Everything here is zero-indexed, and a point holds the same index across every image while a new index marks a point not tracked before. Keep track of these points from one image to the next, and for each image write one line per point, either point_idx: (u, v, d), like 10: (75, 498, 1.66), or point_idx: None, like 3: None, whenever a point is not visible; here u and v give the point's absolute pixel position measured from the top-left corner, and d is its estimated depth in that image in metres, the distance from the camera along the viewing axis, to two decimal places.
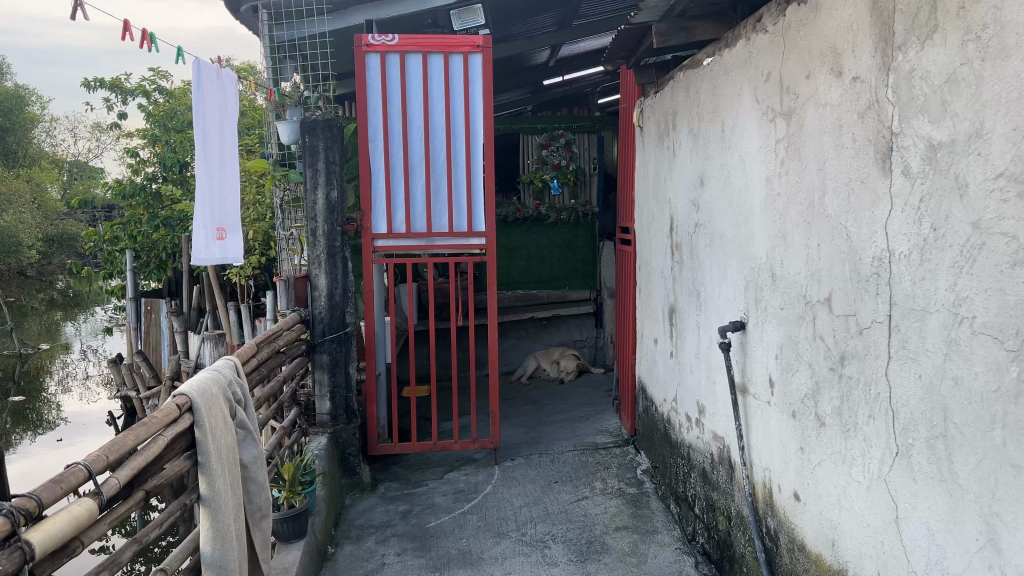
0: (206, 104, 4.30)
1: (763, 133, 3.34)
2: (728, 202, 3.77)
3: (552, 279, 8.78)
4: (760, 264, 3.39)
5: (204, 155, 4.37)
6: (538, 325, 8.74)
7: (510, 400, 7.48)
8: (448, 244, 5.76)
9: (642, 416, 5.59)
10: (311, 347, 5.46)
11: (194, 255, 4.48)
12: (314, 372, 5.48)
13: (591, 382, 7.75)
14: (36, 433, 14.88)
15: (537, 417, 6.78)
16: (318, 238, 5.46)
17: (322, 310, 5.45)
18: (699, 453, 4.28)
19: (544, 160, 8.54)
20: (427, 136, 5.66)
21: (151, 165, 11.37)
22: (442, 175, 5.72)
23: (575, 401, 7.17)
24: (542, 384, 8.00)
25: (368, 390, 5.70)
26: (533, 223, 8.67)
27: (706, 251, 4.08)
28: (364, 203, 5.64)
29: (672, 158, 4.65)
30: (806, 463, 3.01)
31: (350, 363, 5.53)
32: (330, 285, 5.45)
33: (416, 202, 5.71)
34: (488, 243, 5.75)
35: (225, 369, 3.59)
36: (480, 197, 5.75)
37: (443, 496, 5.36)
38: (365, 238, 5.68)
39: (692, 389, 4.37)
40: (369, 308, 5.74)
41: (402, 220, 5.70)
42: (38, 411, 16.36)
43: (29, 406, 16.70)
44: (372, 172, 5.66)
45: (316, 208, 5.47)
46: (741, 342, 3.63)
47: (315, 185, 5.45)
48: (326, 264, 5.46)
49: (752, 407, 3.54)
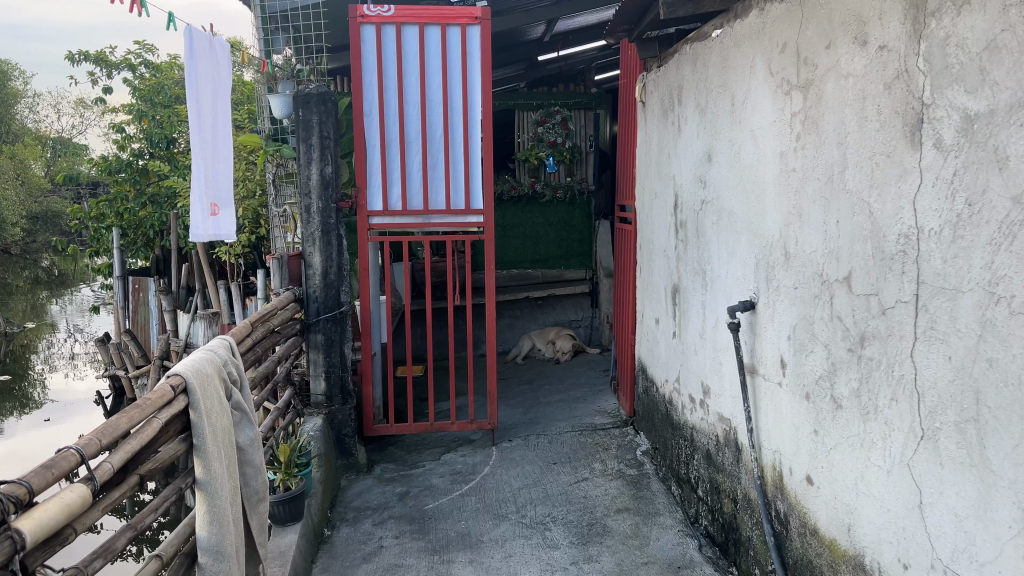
0: (199, 73, 4.14)
1: (777, 106, 3.23)
2: (738, 178, 3.66)
3: (548, 258, 8.68)
4: (773, 242, 3.30)
5: (197, 127, 4.22)
6: (533, 304, 8.64)
7: (506, 380, 7.40)
8: (445, 222, 5.64)
9: (641, 397, 5.51)
10: (305, 327, 5.35)
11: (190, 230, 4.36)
12: (308, 352, 5.37)
13: (587, 362, 7.67)
14: (25, 412, 14.75)
15: (533, 398, 6.70)
16: (312, 215, 5.32)
17: (317, 289, 5.33)
18: (703, 435, 4.21)
19: (539, 137, 8.47)
20: (424, 110, 5.52)
21: (137, 141, 11.16)
22: (439, 151, 5.58)
23: (571, 381, 7.10)
24: (537, 364, 7.92)
25: (363, 370, 5.60)
26: (529, 201, 8.55)
27: (712, 229, 3.98)
28: (359, 179, 5.51)
29: (677, 133, 4.54)
30: (820, 446, 2.93)
31: (345, 343, 5.42)
32: (324, 263, 5.33)
33: (412, 179, 5.58)
34: (486, 220, 5.63)
35: (219, 348, 3.47)
36: (478, 174, 5.63)
37: (440, 477, 5.28)
38: (360, 215, 5.55)
39: (697, 370, 4.29)
40: (364, 287, 5.62)
41: (398, 197, 5.57)
42: (26, 389, 16.20)
43: (17, 384, 16.54)
44: (367, 148, 5.53)
45: (311, 183, 5.32)
46: (751, 322, 3.54)
47: (309, 160, 5.31)
48: (320, 242, 5.33)
49: (762, 388, 3.47)
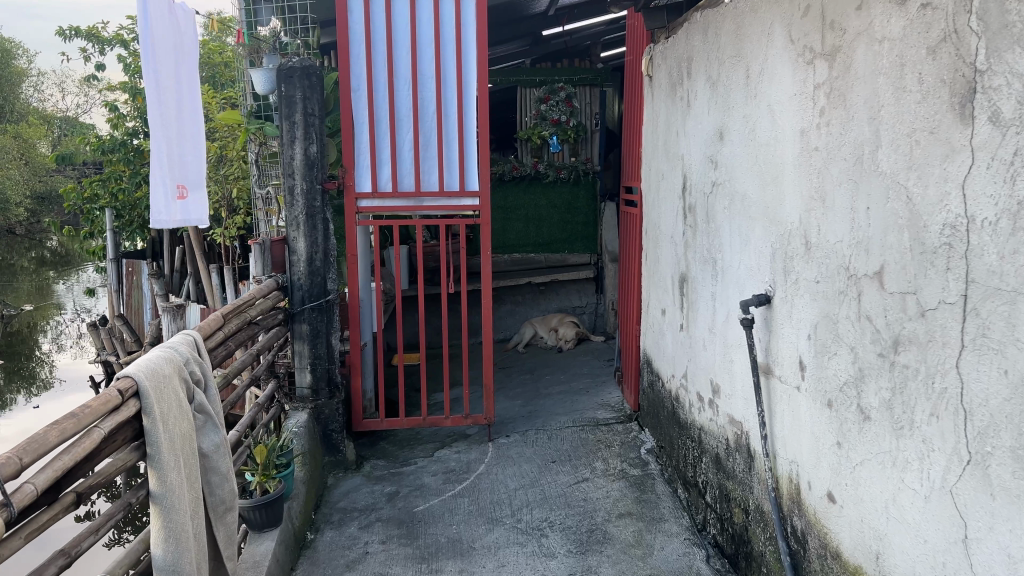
0: (156, 43, 3.82)
1: (797, 78, 2.88)
2: (753, 158, 3.32)
3: (550, 242, 8.32)
4: (792, 230, 2.96)
5: (157, 102, 3.89)
6: (536, 290, 8.30)
7: (506, 369, 7.09)
8: (438, 205, 5.30)
9: (646, 391, 5.18)
10: (289, 317, 5.05)
11: (153, 217, 3.95)
12: (293, 343, 5.08)
13: (591, 351, 7.35)
14: (30, 392, 14.63)
15: (533, 389, 6.39)
16: (296, 197, 5.00)
17: (301, 276, 5.03)
18: (712, 437, 3.90)
19: (542, 115, 8.08)
20: (415, 85, 5.18)
21: (131, 120, 10.84)
22: (431, 130, 5.24)
23: (574, 371, 6.78)
24: (539, 352, 7.60)
25: (352, 362, 5.30)
26: (531, 182, 8.18)
27: (724, 214, 3.64)
28: (346, 159, 5.18)
29: (686, 109, 4.19)
30: (844, 461, 2.61)
31: (332, 334, 5.11)
32: (309, 249, 5.02)
33: (403, 159, 5.24)
34: (482, 203, 5.29)
35: (181, 345, 3.17)
36: (473, 154, 5.28)
37: (432, 476, 4.98)
38: (348, 197, 5.22)
39: (706, 367, 3.96)
40: (353, 274, 5.31)
41: (389, 178, 5.25)
42: (33, 369, 16.06)
43: (23, 364, 16.40)
44: (356, 126, 5.20)
45: (294, 164, 5.00)
46: (766, 319, 3.21)
47: (293, 139, 4.98)
48: (305, 226, 5.01)
49: (777, 391, 3.14)
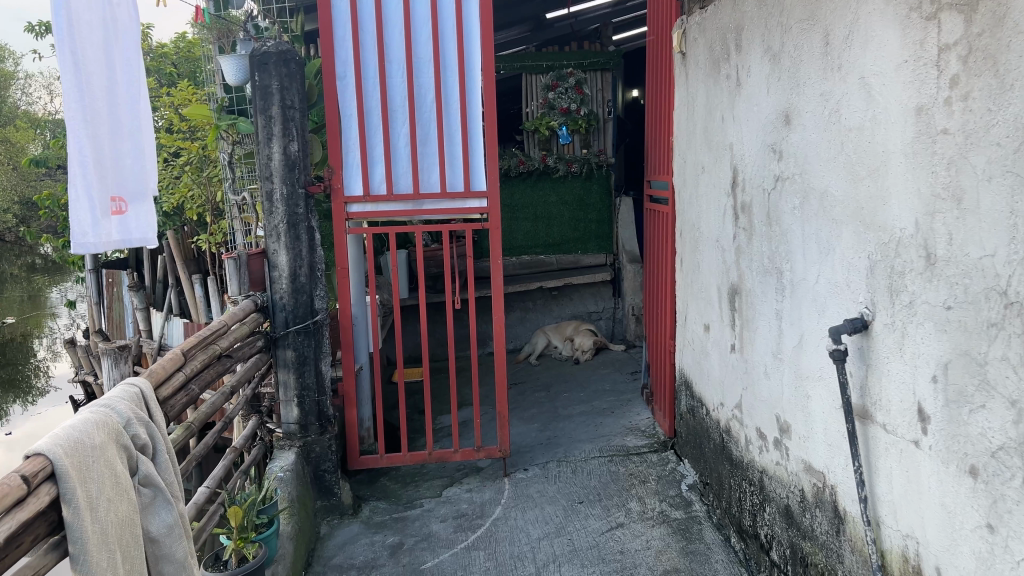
0: (72, 22, 3.21)
1: (909, 38, 2.19)
2: (837, 147, 2.63)
3: (561, 243, 7.67)
4: (902, 240, 2.28)
5: (77, 94, 3.24)
6: (548, 295, 7.56)
7: (519, 385, 6.43)
8: (440, 208, 4.61)
9: (685, 417, 4.51)
10: (272, 342, 4.38)
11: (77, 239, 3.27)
12: (277, 372, 4.42)
13: (611, 362, 6.68)
14: (26, 402, 14.08)
15: (550, 409, 5.72)
16: (275, 204, 4.32)
17: (284, 294, 4.36)
18: (779, 485, 3.22)
19: (550, 104, 7.43)
20: (410, 71, 4.48)
21: None
22: (430, 122, 4.55)
23: (594, 387, 6.11)
24: (554, 364, 6.95)
25: (346, 391, 4.61)
26: (540, 177, 7.53)
27: (794, 215, 2.96)
28: (332, 157, 4.50)
29: (734, 89, 3.50)
30: (997, 552, 1.93)
31: (322, 360, 4.45)
32: (292, 263, 4.35)
33: (398, 156, 4.55)
34: (490, 206, 4.61)
35: (118, 404, 2.47)
36: (478, 149, 4.59)
37: (441, 522, 4.31)
38: (335, 202, 4.54)
39: (769, 400, 3.29)
40: (344, 289, 4.63)
41: (382, 178, 4.56)
42: (29, 377, 15.44)
43: (17, 372, 15.82)
44: (342, 119, 4.52)
45: (272, 165, 4.32)
46: (862, 350, 2.53)
47: (269, 136, 4.30)
48: (287, 235, 4.34)
49: (879, 443, 2.47)
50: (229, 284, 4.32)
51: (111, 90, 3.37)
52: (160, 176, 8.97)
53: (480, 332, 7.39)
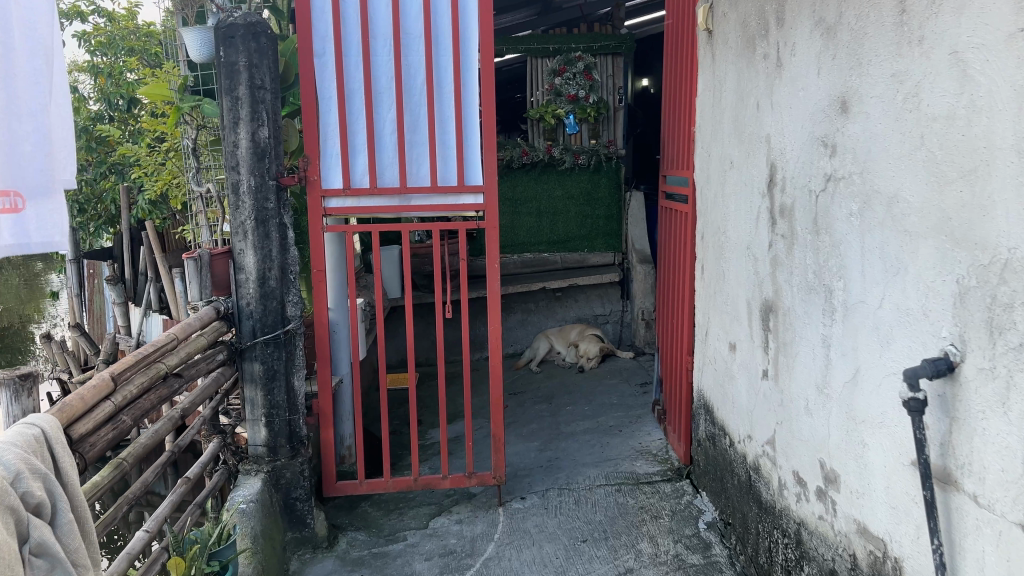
0: None
1: None
2: (914, 141, 2.09)
3: (566, 240, 7.15)
4: (1011, 264, 1.75)
5: None
6: (551, 296, 7.03)
7: (518, 395, 5.92)
8: (430, 204, 4.08)
9: (704, 445, 3.98)
10: (237, 354, 3.87)
11: None
12: (243, 387, 3.91)
13: (618, 371, 6.17)
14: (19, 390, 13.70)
15: (551, 426, 5.21)
16: (242, 198, 3.79)
17: (251, 300, 3.84)
18: (822, 544, 2.70)
19: (556, 90, 6.90)
20: (398, 48, 3.94)
21: (95, 104, 9.71)
22: (420, 108, 4.02)
23: (601, 400, 5.60)
24: (557, 372, 6.44)
25: (321, 409, 4.11)
26: (544, 169, 7.00)
27: (852, 223, 2.43)
28: (308, 144, 3.97)
29: (775, 70, 2.95)
30: None
31: (294, 374, 3.94)
32: (260, 265, 3.83)
33: (383, 144, 4.02)
34: (486, 203, 4.08)
35: (4, 452, 1.95)
36: (474, 139, 4.06)
37: (425, 561, 3.79)
38: (311, 196, 4.01)
39: (810, 441, 2.77)
40: (321, 294, 4.10)
41: (365, 169, 4.03)
42: (24, 363, 15.08)
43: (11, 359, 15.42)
44: (320, 102, 3.99)
45: (239, 153, 3.79)
46: (946, 398, 2.00)
47: (235, 119, 3.75)
48: (256, 233, 3.81)
49: (968, 519, 1.94)
50: (189, 287, 3.81)
51: (1, 56, 2.24)
52: (143, 162, 8.47)
53: (477, 335, 6.90)
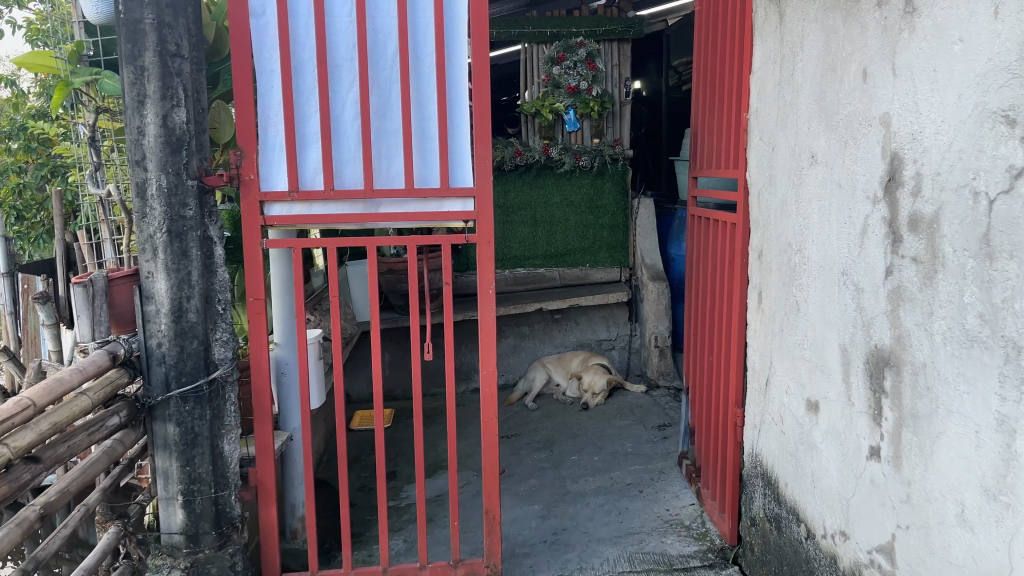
0: None
1: None
2: None
3: (565, 253, 6.24)
4: None
5: None
6: (548, 318, 6.08)
7: (512, 439, 4.98)
8: (405, 212, 3.12)
9: (762, 528, 3.06)
10: (146, 412, 2.91)
11: None
12: (154, 455, 2.94)
13: (629, 410, 5.27)
14: None
15: (554, 482, 4.28)
16: (149, 204, 2.82)
17: (164, 341, 2.88)
18: None
19: (554, 81, 6.01)
20: (361, 6, 2.99)
21: (37, 99, 8.71)
22: (390, 87, 3.07)
23: (613, 447, 4.68)
24: (556, 408, 5.51)
25: (260, 480, 3.14)
26: (540, 172, 6.08)
27: None
28: (242, 132, 3.01)
29: (898, 21, 2.04)
30: None
31: (221, 438, 2.99)
32: (174, 293, 2.86)
33: (342, 134, 3.07)
34: (479, 212, 3.13)
35: None
36: (461, 128, 3.12)
37: None
38: (247, 200, 3.05)
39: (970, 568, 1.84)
40: (260, 331, 3.09)
41: (318, 166, 3.07)
42: None
43: None
44: (259, 77, 3.03)
45: (145, 143, 2.81)
46: None
47: (139, 98, 2.78)
48: (170, 250, 2.84)
49: None
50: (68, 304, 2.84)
51: None
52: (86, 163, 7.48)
53: (463, 363, 5.98)
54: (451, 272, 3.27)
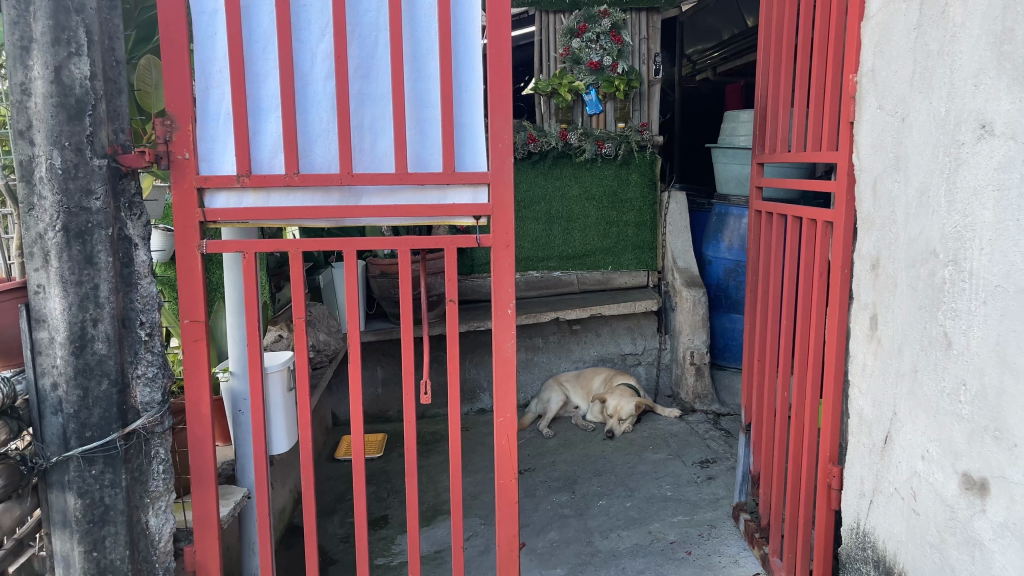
0: None
1: None
2: None
3: (584, 254, 5.46)
4: None
5: None
6: (564, 328, 5.28)
7: (525, 475, 4.21)
8: (395, 206, 2.32)
9: None
10: (39, 475, 2.10)
11: None
12: (50, 535, 2.13)
13: (663, 439, 4.50)
14: None
15: (579, 537, 3.49)
16: (40, 190, 2.01)
17: (61, 381, 2.07)
18: None
19: (574, 56, 5.23)
20: None
21: None
22: (376, 34, 2.27)
23: (647, 488, 3.91)
24: (575, 436, 4.74)
25: (200, 562, 2.34)
26: (556, 160, 5.31)
27: None
28: (170, 93, 2.18)
29: None
30: None
31: (140, 509, 2.20)
32: (74, 315, 2.05)
33: (310, 98, 2.27)
34: (495, 206, 2.34)
35: None
36: (472, 92, 2.33)
37: None
38: (180, 188, 2.23)
39: None
40: (195, 366, 2.26)
41: (277, 143, 2.27)
42: None
43: None
44: (195, 18, 2.22)
45: (32, 105, 2.00)
46: None
47: (23, 42, 1.97)
48: (68, 255, 2.03)
49: None
50: None
51: None
52: None
53: (467, 381, 5.21)
54: (454, 278, 2.34)
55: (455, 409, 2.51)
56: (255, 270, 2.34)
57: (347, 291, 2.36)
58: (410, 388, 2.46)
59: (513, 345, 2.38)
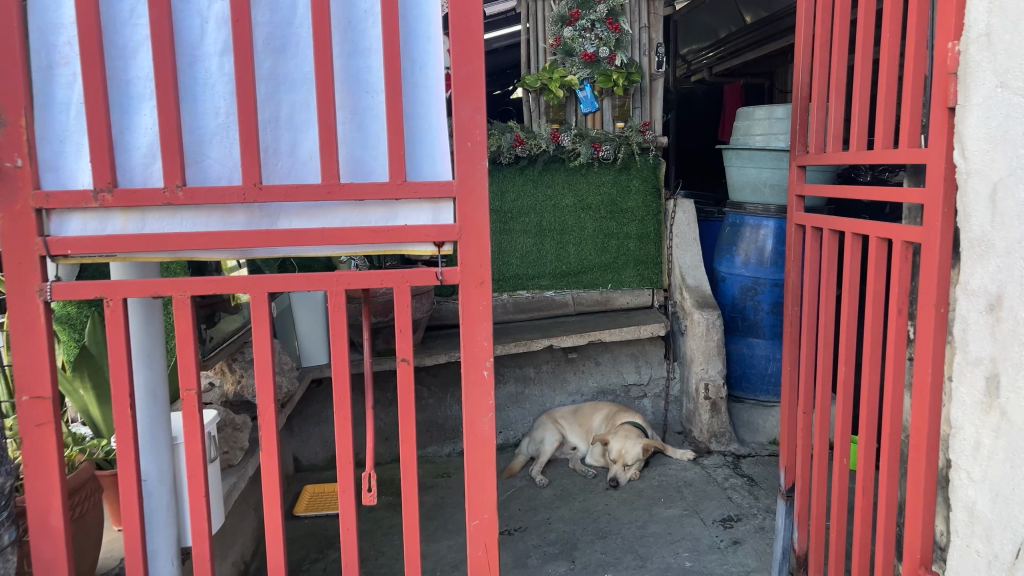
0: None
1: None
2: None
3: (579, 272, 4.81)
4: None
5: None
6: (559, 356, 4.64)
7: (516, 536, 3.55)
8: (324, 232, 1.67)
9: None
10: None
11: None
12: None
13: (676, 490, 3.86)
14: None
15: None
16: None
17: None
18: None
19: (566, 47, 4.61)
20: None
21: None
22: None
23: (662, 557, 3.25)
24: (573, 485, 4.09)
25: None
26: (546, 166, 4.67)
27: None
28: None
29: None
30: None
31: None
32: None
33: (200, 85, 1.63)
34: (463, 226, 1.69)
35: None
36: (430, 75, 1.70)
37: None
38: (16, 209, 1.57)
39: None
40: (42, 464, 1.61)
41: (156, 149, 1.62)
42: None
43: None
44: None
45: None
46: None
47: None
48: None
49: None
50: None
51: None
52: None
53: (449, 419, 4.56)
54: (409, 331, 1.71)
55: (414, 504, 1.86)
56: (123, 325, 1.64)
57: (257, 353, 1.73)
58: (350, 483, 1.82)
59: (490, 421, 1.74)
